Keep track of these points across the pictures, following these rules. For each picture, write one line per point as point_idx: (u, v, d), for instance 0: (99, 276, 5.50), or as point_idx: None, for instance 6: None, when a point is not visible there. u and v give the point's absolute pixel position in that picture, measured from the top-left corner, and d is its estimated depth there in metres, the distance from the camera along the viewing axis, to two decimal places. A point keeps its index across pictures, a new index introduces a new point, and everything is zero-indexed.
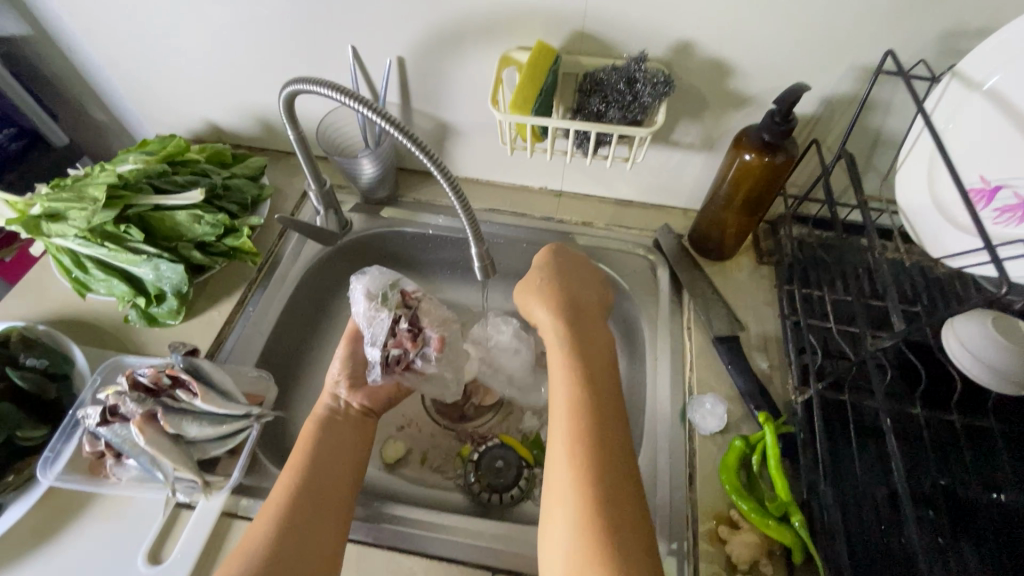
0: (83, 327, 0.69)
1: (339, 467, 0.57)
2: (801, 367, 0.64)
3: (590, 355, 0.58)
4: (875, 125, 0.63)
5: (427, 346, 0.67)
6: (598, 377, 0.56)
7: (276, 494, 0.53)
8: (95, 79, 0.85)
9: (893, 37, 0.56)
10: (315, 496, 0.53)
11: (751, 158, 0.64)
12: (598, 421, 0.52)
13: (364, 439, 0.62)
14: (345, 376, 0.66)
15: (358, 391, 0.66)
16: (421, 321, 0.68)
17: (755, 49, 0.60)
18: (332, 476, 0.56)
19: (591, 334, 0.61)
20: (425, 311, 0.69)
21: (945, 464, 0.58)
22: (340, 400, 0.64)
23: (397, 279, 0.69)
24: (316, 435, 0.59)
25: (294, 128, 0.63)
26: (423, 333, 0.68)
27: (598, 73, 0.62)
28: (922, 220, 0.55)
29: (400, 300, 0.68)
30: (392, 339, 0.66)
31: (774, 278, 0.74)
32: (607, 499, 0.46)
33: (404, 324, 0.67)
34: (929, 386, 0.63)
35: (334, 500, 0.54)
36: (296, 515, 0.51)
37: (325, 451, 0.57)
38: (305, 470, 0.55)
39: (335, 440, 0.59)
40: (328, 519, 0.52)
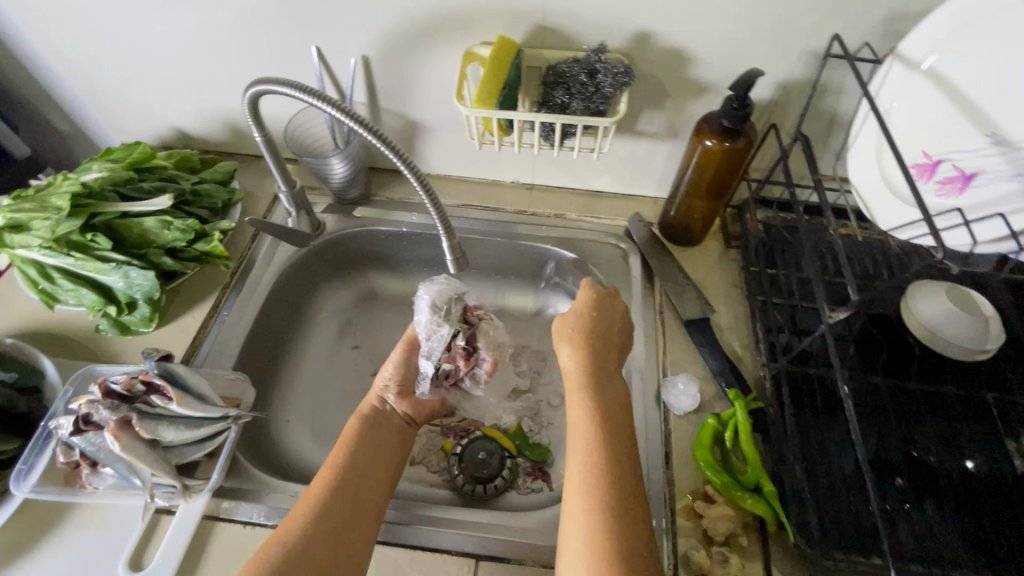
0: (52, 340, 0.68)
1: (376, 467, 0.57)
2: (769, 344, 0.66)
3: (608, 396, 0.56)
4: (827, 108, 0.66)
5: (479, 366, 0.71)
6: (615, 421, 0.54)
7: (313, 488, 0.54)
8: (54, 88, 0.84)
9: (837, 22, 0.58)
10: (349, 496, 0.53)
11: (713, 145, 0.65)
12: (614, 465, 0.50)
13: (402, 444, 0.63)
14: (395, 381, 0.67)
15: (406, 399, 0.66)
16: (478, 341, 0.70)
17: (710, 37, 0.62)
18: (369, 475, 0.56)
19: (612, 377, 0.58)
20: (483, 332, 0.71)
21: (906, 429, 0.61)
22: (386, 404, 0.65)
23: (462, 291, 0.72)
24: (359, 433, 0.60)
25: (260, 130, 0.63)
26: (477, 353, 0.70)
27: (561, 66, 0.63)
28: (872, 197, 0.57)
29: (462, 314, 0.70)
30: (446, 354, 0.69)
31: (742, 260, 0.77)
32: (623, 549, 0.45)
33: (460, 341, 0.69)
34: (889, 356, 0.65)
35: (367, 502, 0.54)
36: (329, 511, 0.51)
37: (365, 450, 0.58)
38: (344, 468, 0.55)
39: (376, 440, 0.60)
40: (359, 522, 0.52)
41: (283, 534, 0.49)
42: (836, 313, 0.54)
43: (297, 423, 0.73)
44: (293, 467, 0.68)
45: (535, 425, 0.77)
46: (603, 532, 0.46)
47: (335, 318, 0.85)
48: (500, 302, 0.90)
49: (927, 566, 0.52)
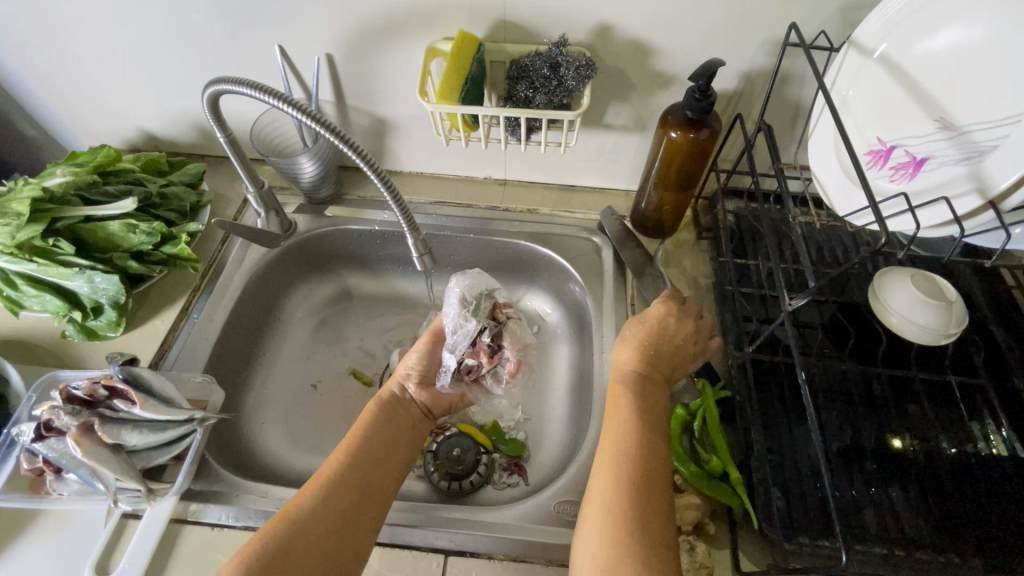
0: (18, 347, 0.67)
1: (389, 454, 0.57)
2: (737, 333, 0.66)
3: (653, 394, 0.57)
4: (790, 97, 0.66)
5: (503, 365, 0.68)
6: (658, 419, 0.55)
7: (323, 472, 0.53)
8: (17, 92, 0.83)
9: (794, 12, 0.58)
10: (359, 482, 0.53)
11: (678, 136, 0.66)
12: (645, 453, 0.51)
13: (418, 435, 0.62)
14: (417, 371, 0.67)
15: (426, 389, 0.66)
16: (503, 339, 0.67)
17: (670, 28, 0.62)
18: (382, 463, 0.56)
19: (661, 378, 0.59)
20: (510, 331, 0.68)
21: (873, 415, 0.61)
22: (406, 392, 0.65)
23: (493, 287, 0.70)
24: (376, 418, 0.60)
25: (223, 130, 0.63)
26: (502, 352, 0.67)
27: (524, 60, 0.63)
28: (832, 184, 0.57)
29: (491, 310, 0.68)
30: (470, 349, 0.66)
31: (713, 251, 0.77)
32: (640, 533, 0.46)
33: (486, 338, 0.66)
34: (856, 343, 0.66)
35: (378, 489, 0.54)
36: (339, 495, 0.51)
37: (380, 437, 0.58)
38: (355, 455, 0.55)
39: (391, 427, 0.60)
40: (368, 508, 0.52)
41: (288, 513, 0.49)
42: (795, 300, 0.55)
43: (270, 425, 0.73)
44: (265, 468, 0.68)
45: (511, 421, 0.76)
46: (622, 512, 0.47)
47: (310, 318, 0.85)
48: None
49: (891, 548, 0.53)
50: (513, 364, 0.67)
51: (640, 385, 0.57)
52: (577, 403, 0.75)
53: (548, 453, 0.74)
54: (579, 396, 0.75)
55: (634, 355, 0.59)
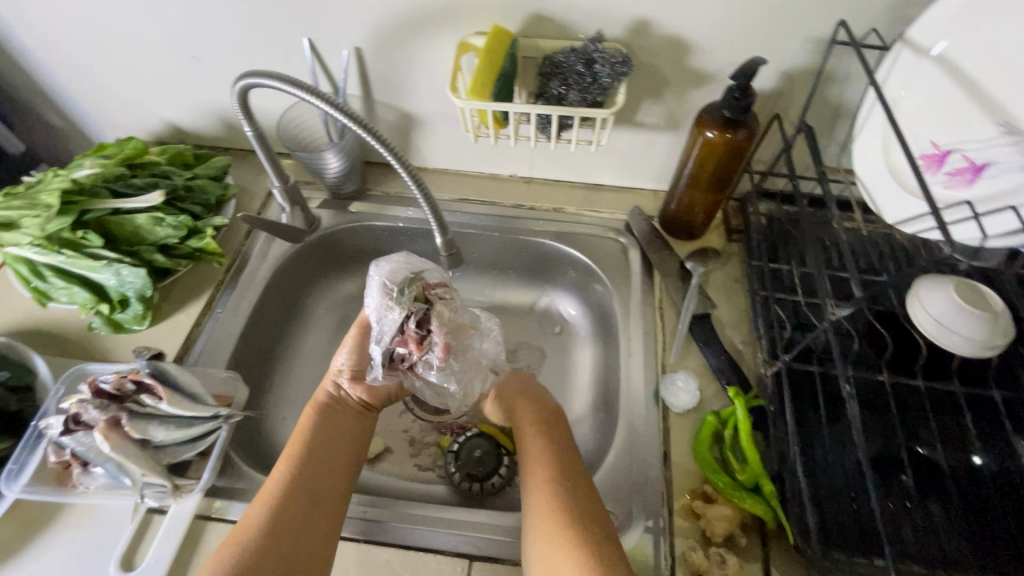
0: (46, 337, 0.68)
1: (332, 458, 0.57)
2: (770, 340, 0.64)
3: (552, 425, 0.61)
4: (832, 98, 0.64)
5: (432, 351, 0.64)
6: (564, 445, 0.59)
7: (268, 489, 0.53)
8: (47, 84, 0.83)
9: (843, 8, 0.56)
10: (306, 492, 0.53)
11: (714, 136, 0.64)
12: (568, 481, 0.54)
13: (363, 432, 0.63)
14: (349, 367, 0.65)
15: (361, 384, 0.65)
16: (430, 323, 0.64)
17: (711, 25, 0.60)
18: (331, 467, 0.56)
19: (555, 412, 0.64)
20: (439, 314, 0.65)
21: (911, 428, 0.59)
22: (341, 390, 0.64)
23: (422, 269, 0.66)
24: (318, 421, 0.60)
25: (251, 123, 0.62)
26: (430, 337, 0.64)
27: (557, 55, 0.61)
28: (878, 186, 0.56)
29: (419, 294, 0.65)
30: (398, 337, 0.63)
31: (743, 254, 0.75)
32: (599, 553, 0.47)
33: (412, 324, 0.63)
34: (895, 353, 0.63)
35: (328, 494, 0.54)
36: (287, 510, 0.51)
37: (324, 440, 0.58)
38: (299, 464, 0.55)
39: (331, 431, 0.59)
40: (321, 514, 0.52)
41: (241, 534, 0.49)
42: (839, 309, 0.53)
43: (292, 420, 0.73)
44: None
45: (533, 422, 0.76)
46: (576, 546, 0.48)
47: (331, 314, 0.85)
48: (497, 297, 0.89)
49: (931, 568, 0.51)
50: (439, 350, 0.64)
51: (538, 423, 0.62)
52: (601, 407, 0.73)
53: None
54: (602, 399, 0.74)
55: (524, 402, 0.65)
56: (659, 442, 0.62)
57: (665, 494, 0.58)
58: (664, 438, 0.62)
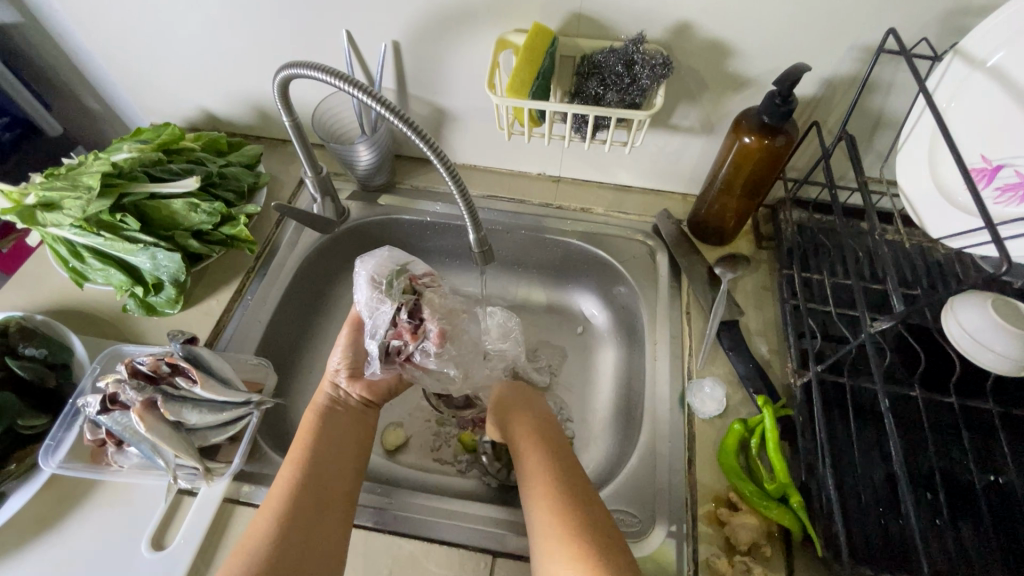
0: (81, 317, 0.69)
1: (339, 456, 0.57)
2: (800, 350, 0.64)
3: (552, 438, 0.60)
4: (874, 107, 0.63)
5: (427, 339, 0.64)
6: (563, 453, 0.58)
7: (277, 488, 0.52)
8: (87, 68, 0.84)
9: (893, 17, 0.55)
10: (316, 490, 0.52)
11: (751, 141, 0.63)
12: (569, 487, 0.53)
13: (366, 432, 0.62)
14: (345, 366, 0.65)
15: (359, 380, 0.65)
16: (423, 312, 0.65)
17: (754, 30, 0.60)
18: (335, 468, 0.55)
19: (553, 425, 0.63)
20: (429, 301, 0.66)
21: (943, 445, 0.58)
22: (339, 389, 0.64)
23: (407, 262, 0.68)
24: (319, 423, 0.59)
25: (290, 114, 0.62)
26: (424, 325, 0.65)
27: (596, 56, 0.61)
28: (920, 200, 0.56)
29: (407, 285, 0.66)
30: (392, 330, 0.63)
31: (773, 262, 0.74)
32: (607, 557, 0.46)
33: (404, 315, 0.64)
34: (928, 367, 0.62)
35: (338, 492, 0.54)
36: (299, 509, 0.50)
37: (327, 442, 0.57)
38: (308, 463, 0.54)
39: (337, 430, 0.59)
40: (329, 514, 0.51)
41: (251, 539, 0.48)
42: (878, 323, 0.53)
43: None
44: None
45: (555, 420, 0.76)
46: (583, 553, 0.46)
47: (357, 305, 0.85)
48: (520, 295, 0.89)
49: None
50: (432, 336, 0.64)
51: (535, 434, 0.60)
52: (623, 409, 0.73)
53: (591, 457, 0.73)
54: (625, 401, 0.74)
55: (521, 417, 0.63)
56: (684, 447, 0.62)
57: (689, 499, 0.58)
58: (688, 444, 0.62)
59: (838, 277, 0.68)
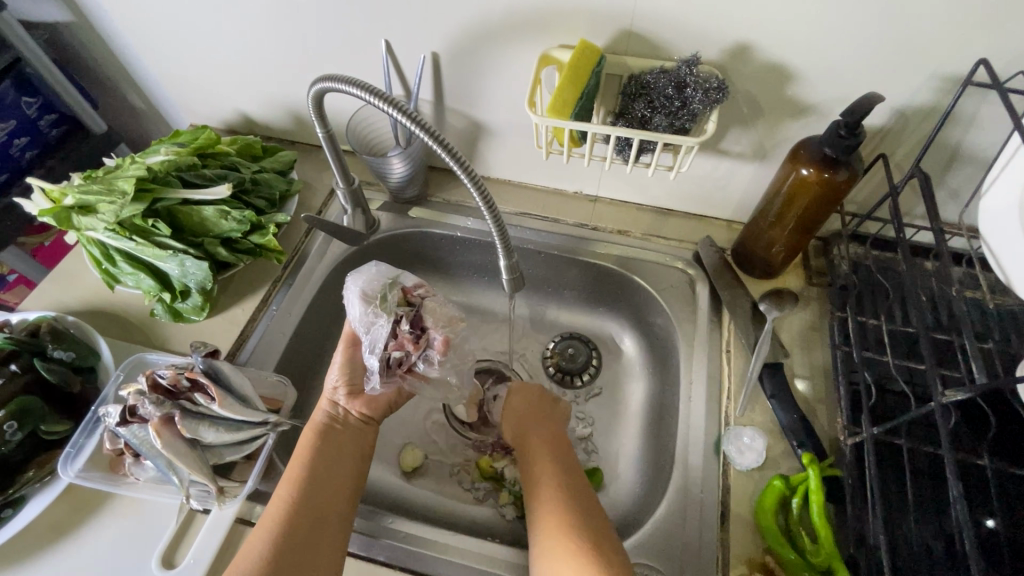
0: (111, 319, 0.69)
1: (335, 478, 0.54)
2: (852, 403, 0.59)
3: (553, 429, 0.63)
4: (953, 141, 0.57)
5: (430, 347, 0.63)
6: (568, 457, 0.59)
7: (273, 507, 0.51)
8: (131, 68, 0.85)
9: (983, 46, 0.50)
10: (309, 513, 0.50)
11: (809, 174, 0.58)
12: (567, 485, 0.55)
13: (364, 449, 0.60)
14: (343, 382, 0.62)
15: (358, 398, 0.62)
16: (424, 321, 0.63)
17: (823, 53, 0.55)
18: (331, 488, 0.53)
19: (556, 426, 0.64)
20: (430, 311, 0.63)
21: (1015, 520, 0.52)
22: (338, 407, 0.61)
23: (397, 274, 0.64)
24: (316, 441, 0.57)
25: (323, 125, 0.60)
26: (426, 334, 0.63)
27: (645, 76, 0.57)
28: (1007, 252, 0.51)
29: (401, 297, 0.63)
30: (393, 341, 0.61)
31: (824, 301, 0.69)
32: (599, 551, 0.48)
33: (405, 325, 0.61)
34: (997, 432, 0.56)
35: (332, 516, 0.51)
36: (292, 534, 0.48)
37: (323, 459, 0.55)
38: (302, 485, 0.52)
39: (334, 450, 0.57)
40: (322, 535, 0.49)
41: (242, 561, 0.46)
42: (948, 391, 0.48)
43: None
44: None
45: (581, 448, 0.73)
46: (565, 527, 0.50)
47: None
48: (549, 316, 0.86)
49: None
50: (434, 342, 0.62)
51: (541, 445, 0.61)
52: (652, 449, 0.69)
53: (614, 497, 0.69)
54: (654, 440, 0.70)
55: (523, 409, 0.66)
56: (717, 500, 0.57)
57: (720, 559, 0.54)
58: (722, 496, 0.57)
59: (898, 324, 0.62)
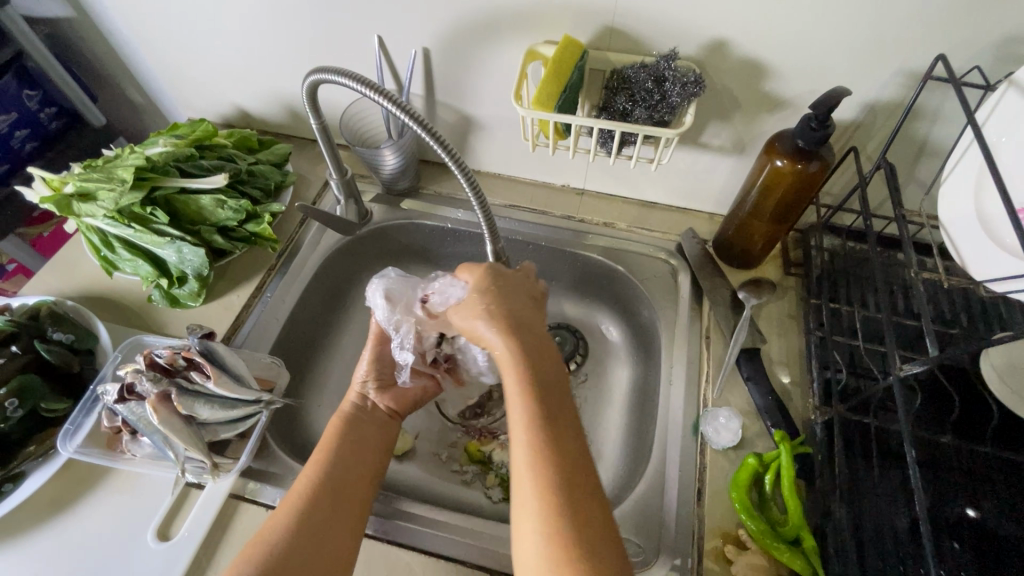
0: (109, 305, 0.71)
1: (359, 463, 0.56)
2: (824, 385, 0.61)
3: (535, 349, 0.53)
4: (919, 135, 0.60)
5: None
6: (555, 390, 0.51)
7: (296, 489, 0.52)
8: (130, 63, 0.87)
9: (943, 43, 0.53)
10: (332, 496, 0.51)
11: (783, 165, 0.61)
12: (556, 435, 0.47)
13: (388, 439, 0.61)
14: (373, 377, 0.65)
15: (386, 392, 0.64)
16: None
17: (794, 50, 0.57)
18: (353, 476, 0.54)
19: (543, 346, 0.54)
20: None
21: (976, 495, 0.54)
22: (367, 399, 0.63)
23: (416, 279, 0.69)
24: (343, 429, 0.58)
25: (317, 117, 0.62)
26: None
27: (626, 70, 0.60)
28: (966, 237, 0.53)
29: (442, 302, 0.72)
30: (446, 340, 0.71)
31: (800, 289, 0.71)
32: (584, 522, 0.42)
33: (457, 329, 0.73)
34: (962, 411, 0.58)
35: (352, 503, 0.52)
36: (311, 517, 0.49)
37: (348, 447, 0.56)
38: (325, 470, 0.53)
39: (359, 439, 0.58)
40: (341, 520, 0.50)
41: (263, 539, 0.47)
42: (908, 366, 0.51)
43: (327, 408, 0.75)
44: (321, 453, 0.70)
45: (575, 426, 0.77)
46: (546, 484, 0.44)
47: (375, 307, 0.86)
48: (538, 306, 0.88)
49: None
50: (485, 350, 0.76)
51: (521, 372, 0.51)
52: (636, 432, 0.72)
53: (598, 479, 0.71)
54: (637, 424, 0.72)
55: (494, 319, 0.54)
56: (694, 477, 0.60)
57: (695, 532, 0.56)
58: (698, 474, 0.60)
59: (869, 310, 0.65)
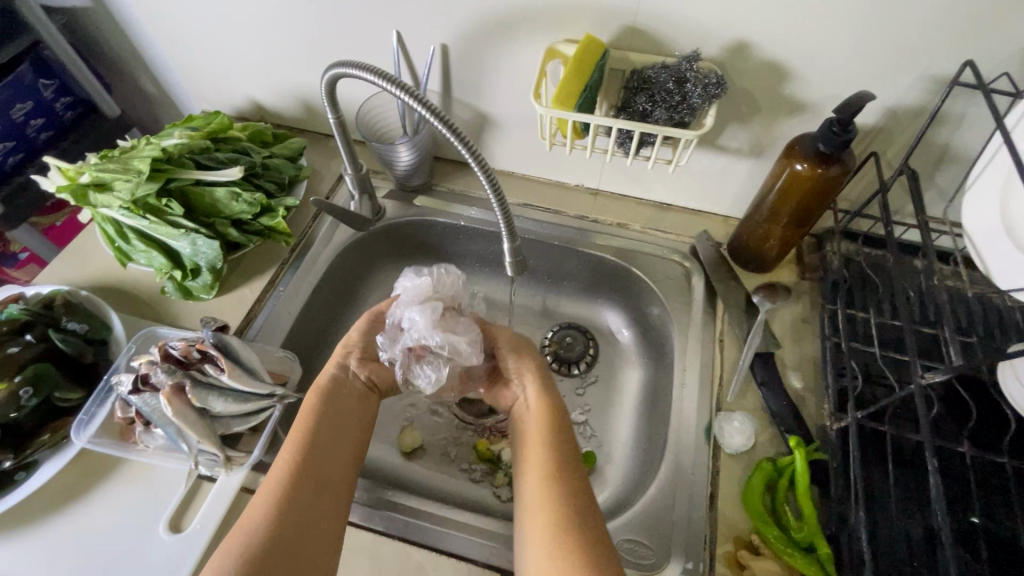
0: (122, 295, 0.71)
1: (341, 441, 0.56)
2: (839, 392, 0.61)
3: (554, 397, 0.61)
4: (942, 140, 0.59)
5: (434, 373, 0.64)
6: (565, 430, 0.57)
7: (276, 469, 0.51)
8: (145, 53, 0.87)
9: (972, 48, 0.52)
10: (314, 479, 0.51)
11: (803, 169, 0.60)
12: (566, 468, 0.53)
13: (365, 413, 0.61)
14: (358, 347, 0.65)
15: (367, 364, 0.64)
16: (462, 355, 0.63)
17: (817, 53, 0.57)
18: (330, 457, 0.54)
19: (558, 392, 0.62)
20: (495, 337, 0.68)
21: (991, 505, 0.54)
22: (348, 370, 0.63)
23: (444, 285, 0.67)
24: (321, 405, 0.58)
25: (334, 111, 0.62)
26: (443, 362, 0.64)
27: (647, 71, 0.59)
28: (989, 245, 0.53)
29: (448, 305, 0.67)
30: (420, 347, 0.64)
31: (816, 294, 0.71)
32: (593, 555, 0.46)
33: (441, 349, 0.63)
34: (978, 420, 0.58)
35: (332, 484, 0.52)
36: (295, 502, 0.49)
37: (327, 425, 0.56)
38: (306, 450, 0.53)
39: (336, 417, 0.58)
40: (326, 503, 0.50)
41: (246, 524, 0.46)
42: (928, 375, 0.50)
43: None
44: None
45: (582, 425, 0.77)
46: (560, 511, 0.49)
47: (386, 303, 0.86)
48: (549, 306, 0.88)
49: None
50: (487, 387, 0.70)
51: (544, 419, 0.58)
52: (646, 435, 0.71)
53: (608, 480, 0.71)
54: (648, 426, 0.72)
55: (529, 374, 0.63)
56: (706, 481, 0.59)
57: (708, 536, 0.56)
58: (711, 478, 0.59)
59: (886, 317, 0.64)
